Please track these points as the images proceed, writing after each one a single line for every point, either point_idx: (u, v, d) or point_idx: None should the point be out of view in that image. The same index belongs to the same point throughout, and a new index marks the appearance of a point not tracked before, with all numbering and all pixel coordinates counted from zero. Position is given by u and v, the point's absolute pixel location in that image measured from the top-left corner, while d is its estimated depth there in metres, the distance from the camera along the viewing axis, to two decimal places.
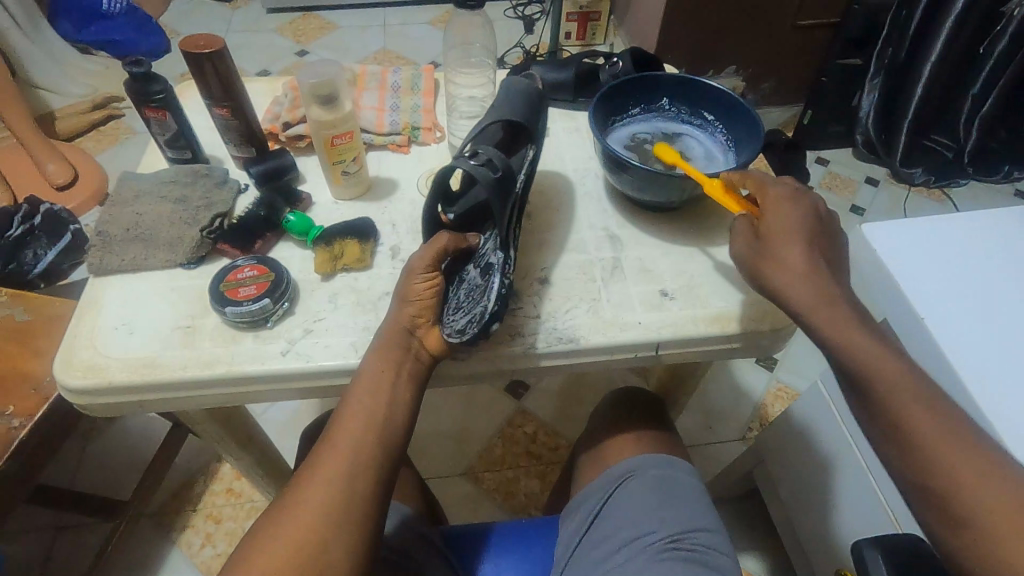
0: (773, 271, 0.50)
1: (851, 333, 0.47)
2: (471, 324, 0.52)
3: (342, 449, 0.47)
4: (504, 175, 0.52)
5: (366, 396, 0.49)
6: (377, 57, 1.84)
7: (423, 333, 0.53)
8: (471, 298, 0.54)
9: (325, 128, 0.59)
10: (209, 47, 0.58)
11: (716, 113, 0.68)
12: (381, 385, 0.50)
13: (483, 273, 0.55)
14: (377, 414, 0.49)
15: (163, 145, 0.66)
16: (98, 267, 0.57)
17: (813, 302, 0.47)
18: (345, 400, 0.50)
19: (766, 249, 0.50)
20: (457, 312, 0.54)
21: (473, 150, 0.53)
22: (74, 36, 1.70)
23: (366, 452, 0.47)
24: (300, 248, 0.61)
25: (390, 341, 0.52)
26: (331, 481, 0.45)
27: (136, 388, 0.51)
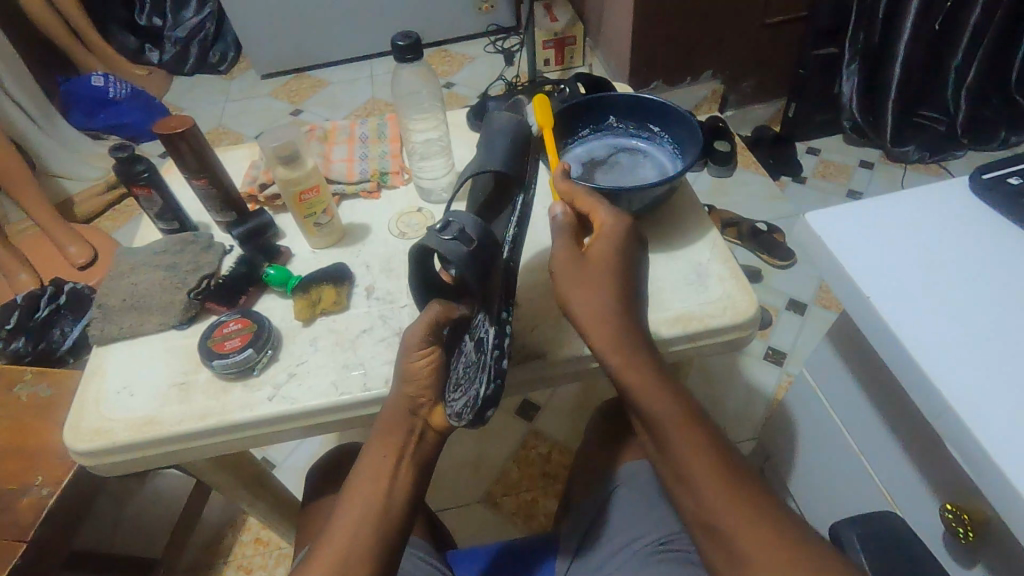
0: (576, 294, 0.51)
1: (644, 378, 0.50)
2: (466, 409, 0.49)
3: (342, 540, 0.47)
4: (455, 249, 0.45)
5: (365, 487, 0.50)
6: (368, 106, 1.93)
7: (426, 412, 0.53)
8: (469, 374, 0.51)
9: (292, 185, 0.64)
10: (180, 127, 0.64)
11: (661, 124, 0.72)
12: (382, 471, 0.51)
13: (476, 347, 0.52)
14: (379, 499, 0.49)
15: (154, 219, 0.71)
16: (100, 337, 0.63)
17: (603, 335, 0.50)
18: (351, 481, 0.51)
19: (585, 271, 0.52)
20: (456, 391, 0.52)
21: (444, 220, 0.46)
22: (86, 125, 1.83)
23: (372, 528, 0.48)
24: (281, 298, 0.66)
25: (395, 423, 0.52)
26: (349, 543, 0.47)
27: (138, 445, 0.56)
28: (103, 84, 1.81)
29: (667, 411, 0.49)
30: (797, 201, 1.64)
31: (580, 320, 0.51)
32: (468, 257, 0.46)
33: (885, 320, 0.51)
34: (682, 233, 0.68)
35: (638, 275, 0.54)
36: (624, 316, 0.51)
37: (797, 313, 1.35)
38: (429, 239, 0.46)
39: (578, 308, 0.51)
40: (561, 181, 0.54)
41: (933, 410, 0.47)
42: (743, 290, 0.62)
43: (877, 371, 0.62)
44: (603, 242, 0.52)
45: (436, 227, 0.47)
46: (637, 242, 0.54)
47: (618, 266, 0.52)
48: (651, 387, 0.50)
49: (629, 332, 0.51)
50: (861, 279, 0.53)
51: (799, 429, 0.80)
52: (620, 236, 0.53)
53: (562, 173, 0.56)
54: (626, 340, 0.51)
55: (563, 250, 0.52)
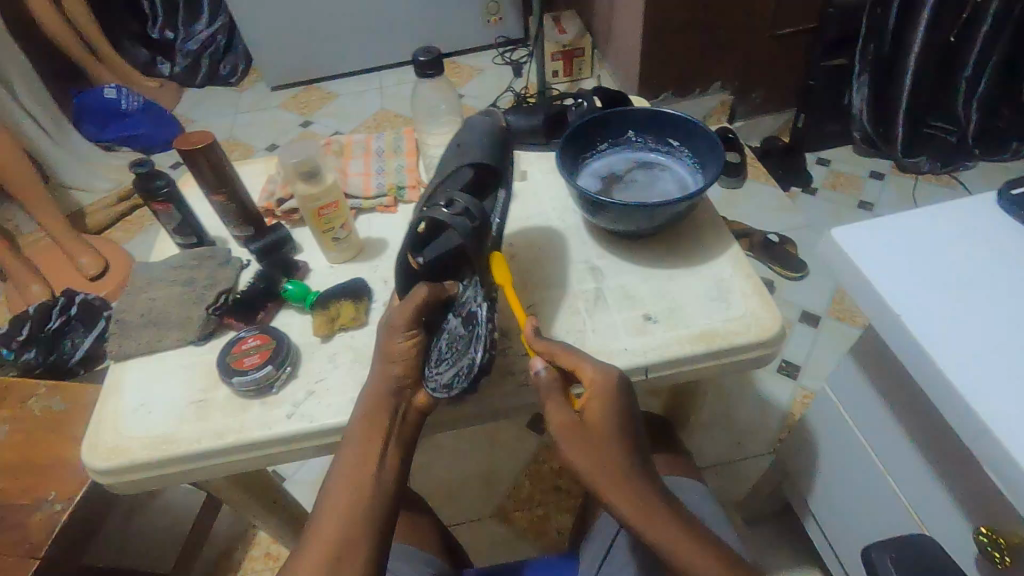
0: (579, 461, 0.47)
1: (668, 531, 0.46)
2: (459, 379, 0.55)
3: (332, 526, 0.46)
4: (465, 224, 0.51)
5: (351, 470, 0.49)
6: (377, 118, 1.94)
7: (411, 394, 0.54)
8: (455, 350, 0.56)
9: (311, 201, 0.64)
10: (200, 143, 0.64)
11: (680, 139, 0.71)
12: (370, 454, 0.50)
13: (464, 323, 0.57)
14: (367, 483, 0.49)
15: (172, 234, 0.71)
16: (118, 353, 0.62)
17: (619, 496, 0.46)
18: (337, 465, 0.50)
19: (582, 437, 0.47)
20: (440, 365, 0.56)
21: (448, 199, 0.52)
22: (99, 136, 1.85)
23: (362, 513, 0.47)
24: (300, 314, 0.65)
25: (378, 406, 0.53)
26: (339, 525, 0.46)
27: (156, 464, 0.55)
28: (115, 96, 1.82)
29: (702, 570, 0.45)
30: (809, 212, 1.63)
31: (587, 485, 0.46)
32: (472, 232, 0.52)
33: (916, 339, 0.49)
34: (704, 248, 0.67)
35: (635, 417, 0.50)
36: (631, 467, 0.47)
37: (811, 325, 1.34)
38: (436, 214, 0.52)
39: (584, 476, 0.46)
40: (537, 342, 0.55)
41: (968, 431, 0.46)
42: (768, 307, 0.61)
43: (905, 390, 0.61)
44: (594, 402, 0.49)
45: (441, 205, 0.52)
46: (626, 383, 0.51)
47: (614, 427, 0.48)
48: (673, 537, 0.45)
49: (642, 481, 0.47)
50: (891, 296, 0.52)
51: (821, 446, 0.78)
52: (606, 387, 0.50)
53: (534, 330, 0.56)
54: (634, 492, 0.46)
55: (557, 418, 0.49)
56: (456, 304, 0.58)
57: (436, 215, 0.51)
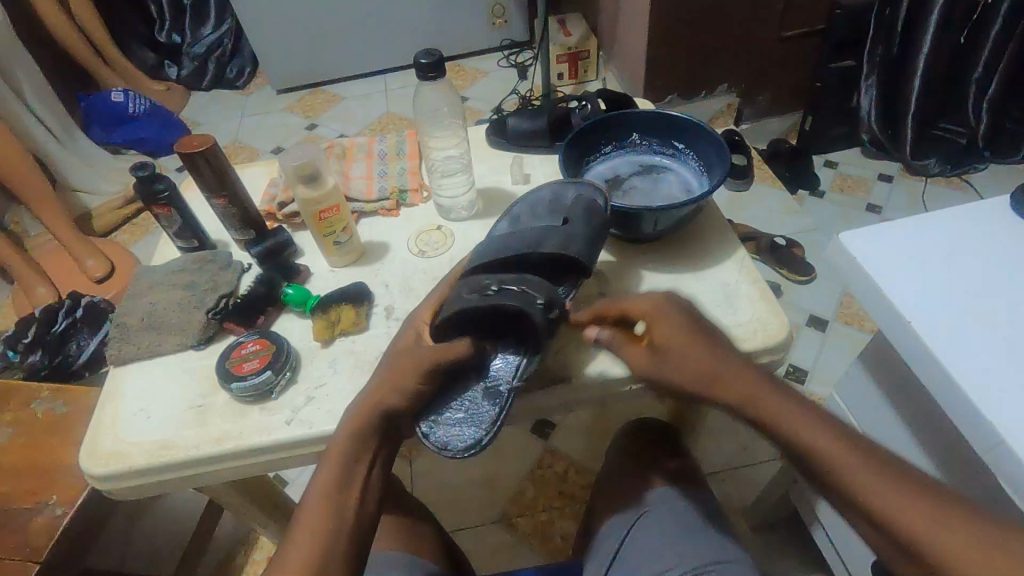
0: (671, 373, 0.51)
1: (783, 409, 0.48)
2: (457, 442, 0.51)
3: (311, 542, 0.45)
4: (518, 305, 0.50)
5: (330, 488, 0.48)
6: (382, 121, 1.94)
7: (401, 423, 0.53)
8: (463, 411, 0.53)
9: (312, 205, 0.63)
10: (201, 146, 0.63)
11: (685, 141, 0.70)
12: (354, 472, 0.50)
13: (486, 391, 0.54)
14: (349, 503, 0.48)
15: (173, 237, 0.71)
16: (118, 358, 0.62)
17: (729, 391, 0.49)
18: (315, 479, 0.49)
19: (662, 357, 0.51)
20: (446, 418, 0.53)
21: (546, 297, 0.51)
22: (106, 140, 1.86)
23: (343, 531, 0.47)
24: (300, 318, 0.65)
25: (364, 425, 0.51)
26: (318, 544, 0.45)
27: (154, 470, 0.54)
28: (122, 100, 1.83)
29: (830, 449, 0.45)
30: (816, 215, 1.61)
31: (683, 386, 0.51)
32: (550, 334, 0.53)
33: (926, 345, 0.48)
34: (709, 252, 0.66)
35: (710, 325, 0.53)
36: (721, 361, 0.50)
37: (819, 330, 1.32)
38: (532, 309, 0.50)
39: (679, 382, 0.51)
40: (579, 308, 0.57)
41: (981, 444, 0.45)
42: (774, 311, 0.60)
43: (913, 397, 0.60)
44: (663, 324, 0.52)
45: (536, 299, 0.51)
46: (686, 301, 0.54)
47: (692, 335, 0.51)
48: (795, 419, 0.47)
49: (737, 375, 0.49)
50: (901, 302, 0.51)
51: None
52: (668, 309, 0.52)
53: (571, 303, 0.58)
54: (748, 376, 0.49)
55: (634, 355, 0.54)
56: (483, 366, 0.55)
57: (535, 313, 0.50)
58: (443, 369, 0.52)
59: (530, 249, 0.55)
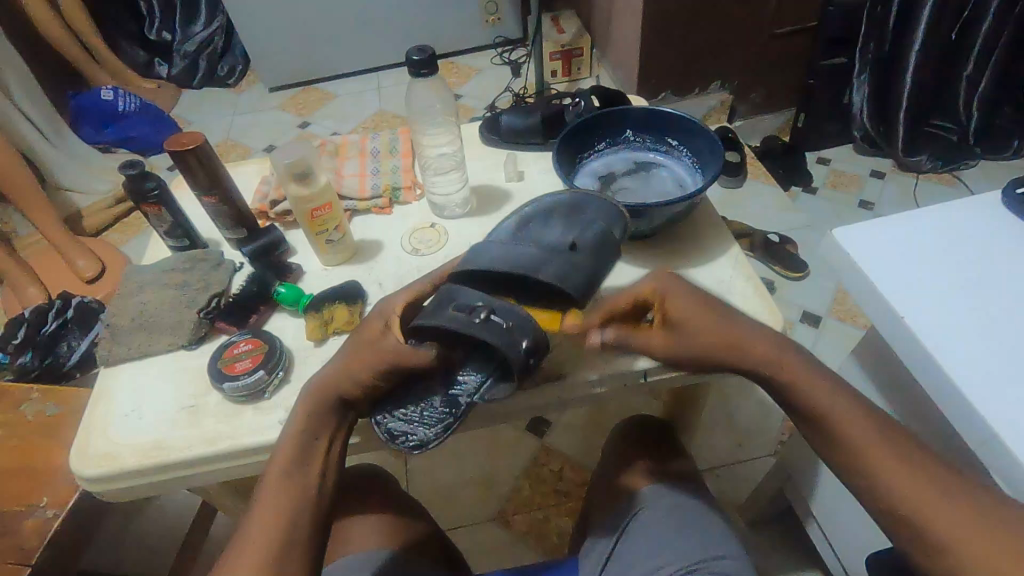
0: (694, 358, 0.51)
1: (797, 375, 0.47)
2: (404, 438, 0.51)
3: (267, 525, 0.45)
4: (495, 340, 0.48)
5: (289, 470, 0.48)
6: (375, 119, 1.94)
7: (358, 407, 0.53)
8: (421, 412, 0.52)
9: (304, 203, 0.62)
10: (191, 144, 0.63)
11: (680, 138, 0.70)
12: (315, 453, 0.50)
13: (445, 400, 0.52)
14: (308, 484, 0.48)
15: (164, 236, 0.70)
16: (108, 358, 0.61)
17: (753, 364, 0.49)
18: (271, 464, 0.49)
19: (684, 341, 0.51)
20: (401, 414, 0.52)
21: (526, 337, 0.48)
22: (96, 138, 1.84)
23: (301, 514, 0.46)
24: (293, 317, 0.64)
25: (321, 409, 0.51)
26: (271, 524, 0.45)
27: (146, 471, 0.54)
28: (112, 98, 1.82)
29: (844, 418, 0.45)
30: (810, 211, 1.62)
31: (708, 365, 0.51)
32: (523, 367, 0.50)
33: (910, 330, 0.49)
34: (702, 250, 0.66)
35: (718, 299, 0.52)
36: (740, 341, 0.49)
37: (813, 326, 1.33)
38: (510, 349, 0.48)
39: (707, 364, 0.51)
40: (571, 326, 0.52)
41: (972, 439, 0.45)
42: (767, 308, 0.60)
43: (905, 392, 0.60)
44: (676, 305, 0.51)
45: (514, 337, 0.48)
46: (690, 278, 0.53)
47: (702, 315, 0.51)
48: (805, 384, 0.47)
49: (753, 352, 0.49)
50: (886, 288, 0.51)
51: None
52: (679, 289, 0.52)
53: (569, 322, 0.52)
54: (775, 343, 0.49)
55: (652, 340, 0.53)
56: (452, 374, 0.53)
57: (512, 354, 0.48)
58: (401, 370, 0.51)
59: (526, 269, 0.51)
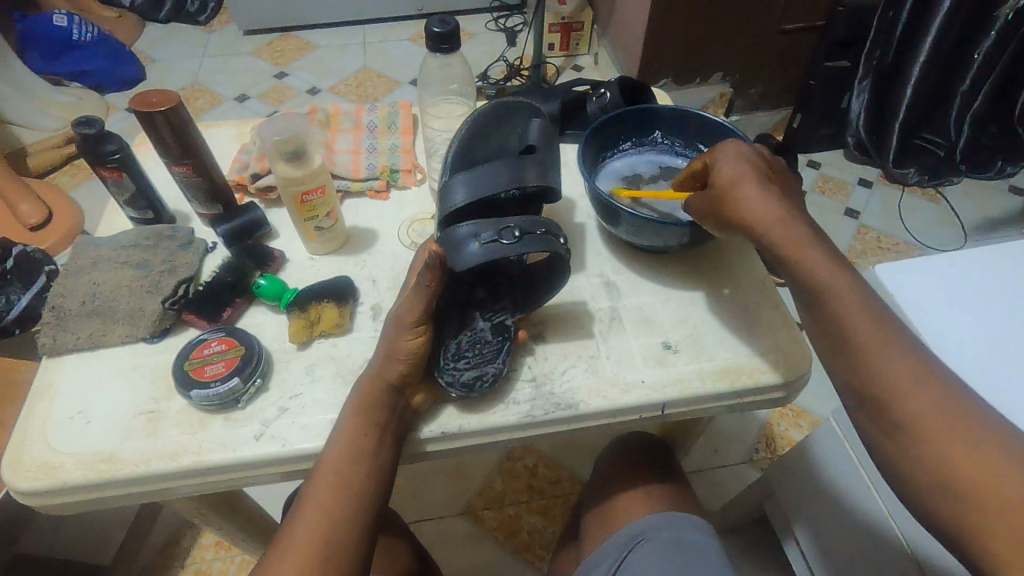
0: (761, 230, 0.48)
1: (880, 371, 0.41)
2: (480, 383, 0.50)
3: (313, 530, 0.43)
4: (540, 249, 0.47)
5: (340, 469, 0.45)
6: (358, 76, 1.81)
7: (411, 394, 0.49)
8: (476, 349, 0.51)
9: (293, 185, 0.54)
10: (163, 105, 0.53)
11: (712, 146, 0.64)
12: (362, 452, 0.46)
13: (495, 330, 0.52)
14: (355, 487, 0.45)
15: (123, 205, 0.61)
16: (51, 347, 0.53)
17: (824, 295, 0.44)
18: (320, 462, 0.46)
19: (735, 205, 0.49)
20: (457, 362, 0.50)
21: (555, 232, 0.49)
22: (46, 67, 1.65)
23: (347, 517, 0.44)
24: (273, 313, 0.57)
25: (373, 402, 0.47)
26: (319, 529, 0.43)
27: (93, 486, 0.47)
28: (66, 25, 1.64)
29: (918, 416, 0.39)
30: None
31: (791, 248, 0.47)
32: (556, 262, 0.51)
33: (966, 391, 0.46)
34: (727, 272, 0.61)
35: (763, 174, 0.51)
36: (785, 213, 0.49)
37: None
38: (553, 242, 0.48)
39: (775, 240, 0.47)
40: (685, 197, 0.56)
41: None
42: (795, 344, 0.55)
43: None
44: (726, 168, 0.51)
45: (546, 234, 0.48)
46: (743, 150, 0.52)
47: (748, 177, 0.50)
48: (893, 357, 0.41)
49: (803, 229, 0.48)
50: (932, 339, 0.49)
51: (801, 483, 0.72)
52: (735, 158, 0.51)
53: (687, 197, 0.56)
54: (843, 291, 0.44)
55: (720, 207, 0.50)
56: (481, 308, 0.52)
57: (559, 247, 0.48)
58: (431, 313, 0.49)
59: (510, 185, 0.50)
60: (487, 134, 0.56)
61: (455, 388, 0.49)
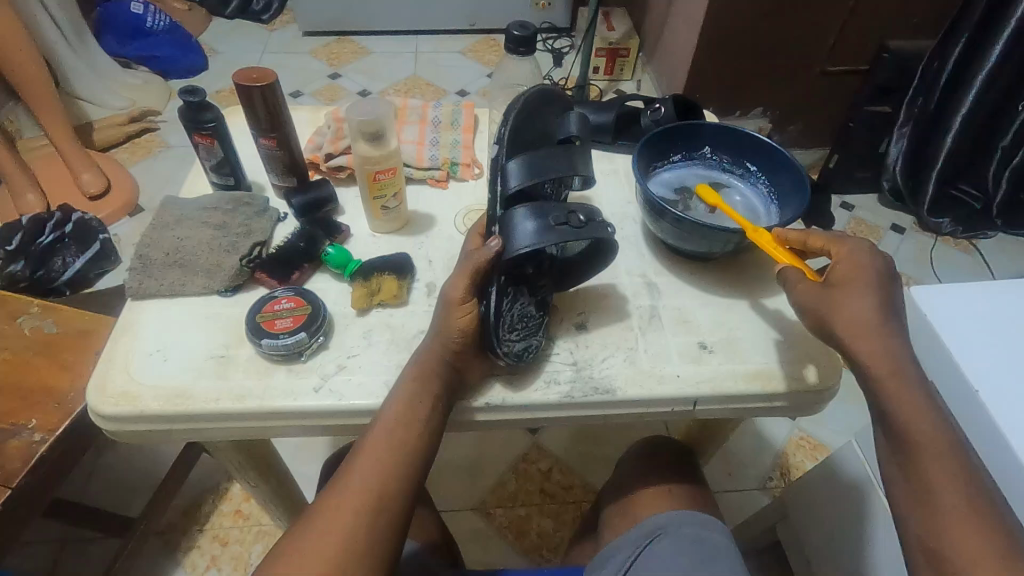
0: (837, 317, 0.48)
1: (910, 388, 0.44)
2: (529, 352, 0.53)
3: (367, 477, 0.46)
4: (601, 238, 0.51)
5: (396, 427, 0.49)
6: (407, 83, 1.88)
7: (466, 366, 0.52)
8: (525, 321, 0.54)
9: (369, 163, 0.59)
10: (261, 81, 0.59)
11: (758, 164, 0.68)
12: (417, 414, 0.49)
13: (537, 305, 0.55)
14: (408, 444, 0.49)
15: (209, 170, 0.66)
16: (137, 290, 0.58)
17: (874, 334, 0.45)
18: (379, 419, 0.50)
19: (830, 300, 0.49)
20: (512, 333, 0.52)
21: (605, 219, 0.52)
22: (117, 51, 1.76)
23: (400, 472, 0.47)
24: (336, 280, 0.61)
25: (432, 370, 0.51)
26: (376, 478, 0.46)
27: (166, 417, 0.51)
28: (141, 13, 1.76)
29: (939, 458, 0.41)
30: None
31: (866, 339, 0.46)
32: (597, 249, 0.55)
33: (982, 403, 0.48)
34: (765, 284, 0.64)
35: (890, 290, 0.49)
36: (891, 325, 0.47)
37: None
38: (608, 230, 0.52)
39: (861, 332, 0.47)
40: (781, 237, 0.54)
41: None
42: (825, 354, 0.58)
43: None
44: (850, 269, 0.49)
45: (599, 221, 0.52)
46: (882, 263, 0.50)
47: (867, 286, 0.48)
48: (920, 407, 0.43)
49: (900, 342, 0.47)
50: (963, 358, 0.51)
51: (820, 504, 0.73)
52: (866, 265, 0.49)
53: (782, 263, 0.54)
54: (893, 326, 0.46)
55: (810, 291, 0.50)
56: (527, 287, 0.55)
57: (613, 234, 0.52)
58: (477, 288, 0.52)
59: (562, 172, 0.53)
60: (535, 114, 0.59)
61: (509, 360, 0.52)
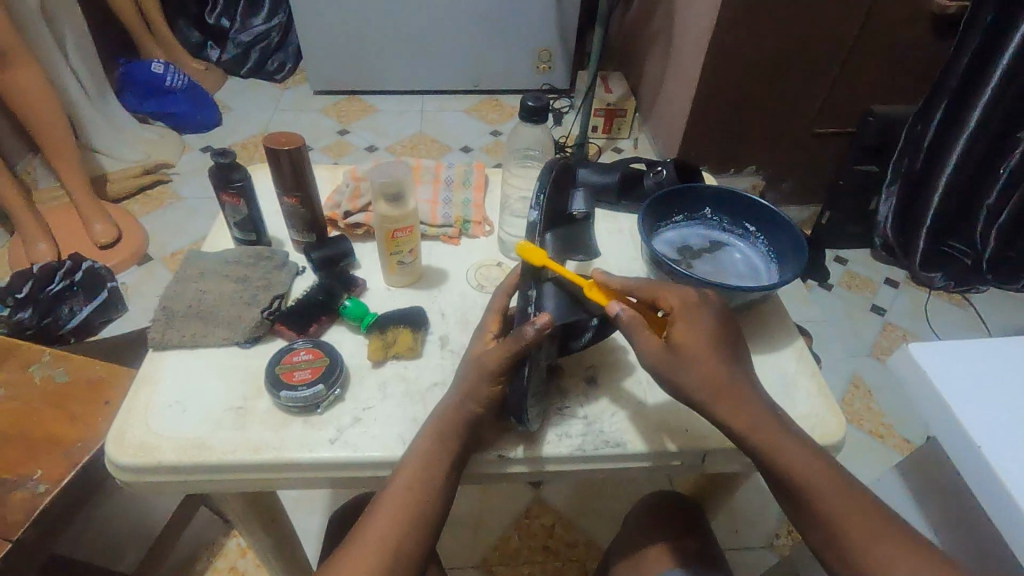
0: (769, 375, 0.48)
1: None
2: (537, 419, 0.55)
3: (377, 532, 0.47)
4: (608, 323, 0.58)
5: (409, 481, 0.49)
6: (413, 140, 1.96)
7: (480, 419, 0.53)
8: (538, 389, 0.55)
9: (388, 222, 0.62)
10: (289, 144, 0.62)
11: (757, 225, 0.71)
12: (430, 469, 0.50)
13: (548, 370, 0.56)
14: (421, 498, 0.49)
15: (233, 226, 0.69)
16: (160, 342, 0.59)
17: None
18: (392, 472, 0.51)
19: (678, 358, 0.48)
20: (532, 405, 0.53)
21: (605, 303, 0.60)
22: (137, 107, 1.85)
23: (411, 527, 0.48)
24: (352, 333, 0.63)
25: (445, 425, 0.51)
26: (387, 534, 0.47)
27: (183, 468, 0.52)
28: (161, 72, 1.84)
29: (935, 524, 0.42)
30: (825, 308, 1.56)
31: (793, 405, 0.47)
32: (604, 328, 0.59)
33: (986, 460, 0.49)
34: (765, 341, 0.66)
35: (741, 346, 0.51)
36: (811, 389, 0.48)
37: None
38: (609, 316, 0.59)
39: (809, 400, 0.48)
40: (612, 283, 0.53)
41: None
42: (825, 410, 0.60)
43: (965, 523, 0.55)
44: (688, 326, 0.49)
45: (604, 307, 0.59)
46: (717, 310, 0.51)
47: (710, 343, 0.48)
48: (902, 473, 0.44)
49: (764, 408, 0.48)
50: (964, 416, 0.51)
51: None
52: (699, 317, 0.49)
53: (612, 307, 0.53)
54: None
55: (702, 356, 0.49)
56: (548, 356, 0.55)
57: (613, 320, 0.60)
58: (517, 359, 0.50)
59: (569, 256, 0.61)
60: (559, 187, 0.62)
61: (526, 428, 0.54)
